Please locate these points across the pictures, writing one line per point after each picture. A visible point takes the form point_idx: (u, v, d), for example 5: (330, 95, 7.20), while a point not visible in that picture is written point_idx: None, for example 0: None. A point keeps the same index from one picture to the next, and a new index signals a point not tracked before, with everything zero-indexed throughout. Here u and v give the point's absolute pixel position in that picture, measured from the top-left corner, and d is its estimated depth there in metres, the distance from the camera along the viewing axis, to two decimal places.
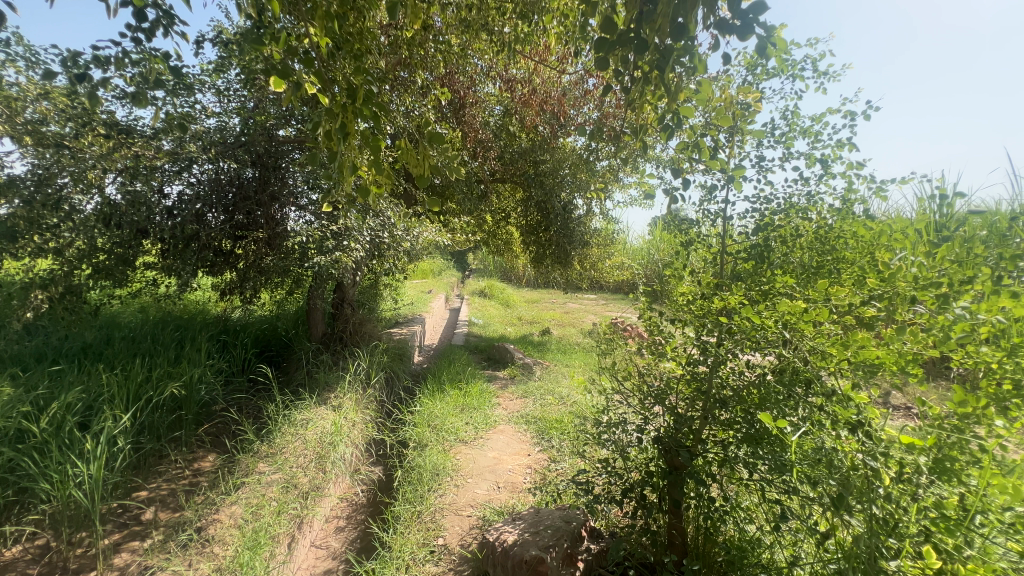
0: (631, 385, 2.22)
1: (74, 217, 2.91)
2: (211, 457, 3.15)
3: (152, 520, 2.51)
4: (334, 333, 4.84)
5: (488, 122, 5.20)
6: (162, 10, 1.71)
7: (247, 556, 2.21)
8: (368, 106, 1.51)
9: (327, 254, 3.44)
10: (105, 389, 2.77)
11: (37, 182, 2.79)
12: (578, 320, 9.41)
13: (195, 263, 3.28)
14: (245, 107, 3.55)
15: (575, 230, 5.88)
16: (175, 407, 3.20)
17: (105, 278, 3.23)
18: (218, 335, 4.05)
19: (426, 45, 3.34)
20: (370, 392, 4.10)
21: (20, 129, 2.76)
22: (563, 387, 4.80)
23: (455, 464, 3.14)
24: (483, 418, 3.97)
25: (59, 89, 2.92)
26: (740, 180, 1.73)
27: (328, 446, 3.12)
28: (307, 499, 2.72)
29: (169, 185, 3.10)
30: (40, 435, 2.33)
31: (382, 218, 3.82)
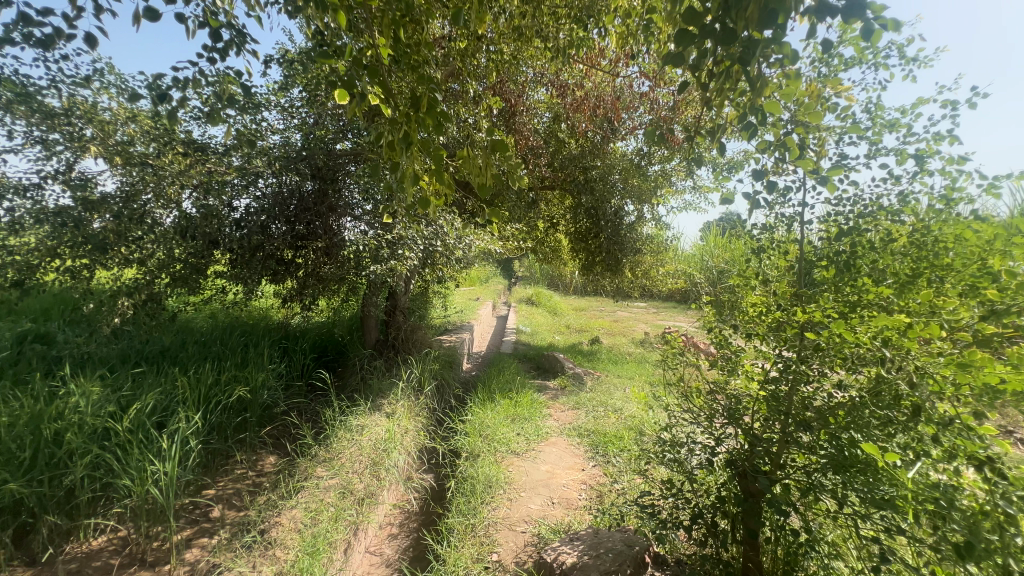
0: (698, 402, 2.09)
1: (156, 229, 3.12)
2: (273, 458, 3.27)
3: (220, 517, 2.62)
4: (388, 340, 4.95)
5: (537, 129, 5.18)
6: (236, 30, 1.79)
7: (307, 562, 2.24)
8: (431, 115, 1.50)
9: (382, 263, 3.56)
10: (179, 392, 2.94)
11: (124, 197, 3.01)
12: (628, 329, 9.15)
13: (259, 271, 3.47)
14: (306, 123, 3.68)
15: (628, 237, 5.70)
16: (241, 409, 3.34)
17: (180, 286, 3.41)
18: (280, 341, 4.23)
19: (479, 54, 3.34)
20: (422, 400, 4.12)
21: (111, 150, 3.00)
22: (616, 399, 4.64)
23: (507, 477, 3.09)
24: (534, 429, 3.89)
25: (144, 112, 3.16)
26: (825, 182, 1.56)
27: (383, 453, 3.15)
28: (362, 506, 2.73)
29: (238, 199, 3.32)
30: (122, 433, 2.49)
31: (436, 227, 3.84)
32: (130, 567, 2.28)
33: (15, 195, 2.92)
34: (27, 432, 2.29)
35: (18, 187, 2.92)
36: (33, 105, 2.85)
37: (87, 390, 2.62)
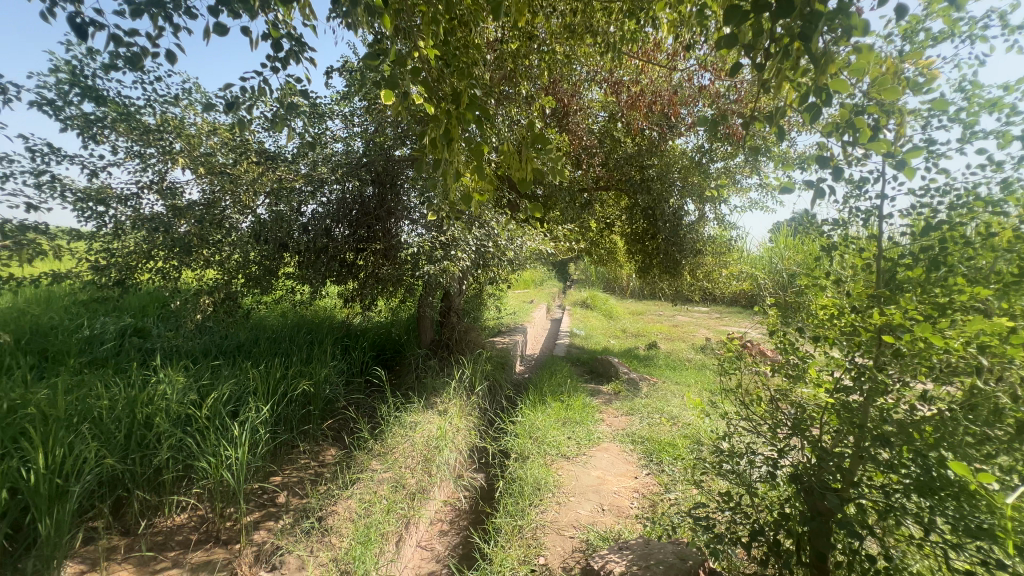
0: (760, 410, 1.95)
1: (233, 234, 3.34)
2: (333, 450, 3.44)
3: (284, 503, 2.79)
4: (442, 340, 5.07)
5: (591, 128, 5.11)
6: (294, 39, 1.89)
7: (359, 551, 2.30)
8: (472, 110, 1.51)
9: (435, 263, 3.61)
10: (251, 383, 3.17)
11: (206, 203, 3.29)
12: (688, 334, 8.76)
13: (324, 272, 3.72)
14: (367, 131, 3.86)
15: (687, 238, 5.47)
16: (305, 403, 3.54)
17: (254, 286, 3.69)
18: (342, 339, 4.45)
19: (531, 55, 3.33)
20: (474, 399, 4.16)
21: (196, 161, 3.30)
22: (673, 406, 4.45)
23: (556, 480, 3.05)
24: (585, 434, 3.81)
25: (224, 126, 3.45)
26: (901, 168, 1.41)
27: (434, 450, 3.21)
28: (414, 500, 2.79)
29: (305, 205, 3.54)
30: (202, 419, 2.70)
31: (488, 228, 3.87)
32: (206, 544, 2.49)
33: (117, 203, 3.29)
34: (123, 414, 2.54)
35: (120, 196, 3.29)
36: (132, 123, 3.21)
37: (174, 378, 2.88)
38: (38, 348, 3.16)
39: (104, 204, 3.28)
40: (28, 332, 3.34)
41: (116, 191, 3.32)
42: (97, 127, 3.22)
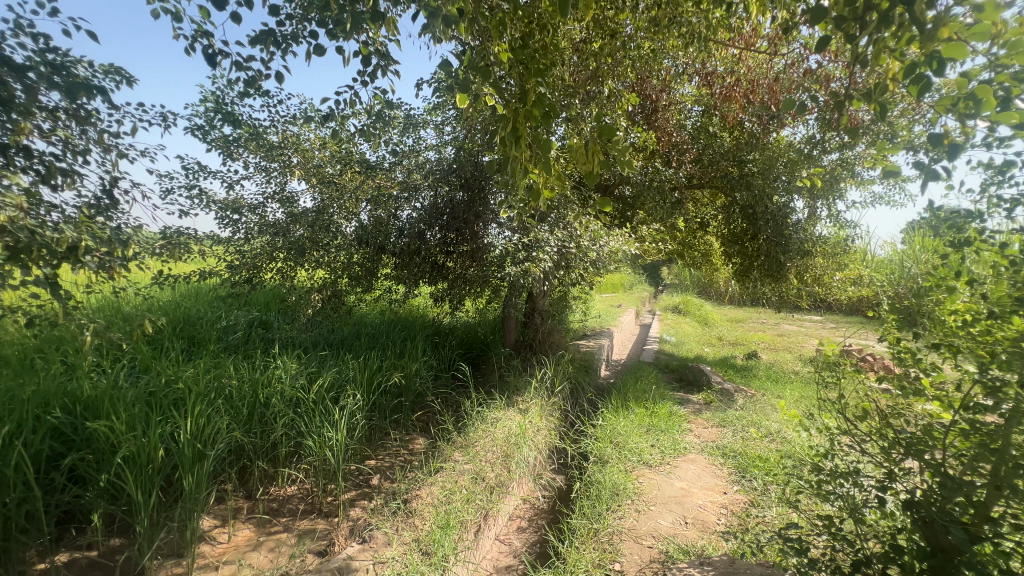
0: (870, 427, 1.74)
1: (339, 237, 3.70)
2: (421, 440, 3.65)
3: (376, 485, 3.02)
4: (526, 340, 5.14)
5: (684, 124, 4.89)
6: (381, 54, 2.06)
7: (439, 534, 2.41)
8: (541, 108, 1.54)
9: (518, 265, 3.65)
10: (351, 373, 3.46)
11: (316, 210, 3.68)
12: (795, 345, 7.95)
13: (417, 272, 3.97)
14: (457, 138, 4.05)
15: (792, 237, 4.98)
16: (397, 394, 3.80)
17: (357, 285, 4.06)
18: (431, 336, 4.71)
19: (616, 52, 3.27)
20: (555, 400, 4.17)
21: (310, 171, 3.72)
22: (772, 421, 4.07)
23: (637, 487, 2.95)
24: (671, 442, 3.64)
25: (332, 140, 3.85)
26: None
27: (513, 446, 3.26)
28: (492, 494, 2.85)
29: (400, 210, 3.80)
30: (310, 402, 3.02)
31: (571, 229, 3.87)
32: (311, 514, 2.78)
33: (248, 212, 3.83)
34: (248, 393, 2.92)
35: (250, 206, 3.82)
36: (261, 141, 3.72)
37: (289, 365, 3.27)
38: (187, 334, 3.76)
39: (238, 213, 3.82)
40: (181, 320, 3.99)
41: (248, 201, 3.86)
42: (234, 146, 3.78)
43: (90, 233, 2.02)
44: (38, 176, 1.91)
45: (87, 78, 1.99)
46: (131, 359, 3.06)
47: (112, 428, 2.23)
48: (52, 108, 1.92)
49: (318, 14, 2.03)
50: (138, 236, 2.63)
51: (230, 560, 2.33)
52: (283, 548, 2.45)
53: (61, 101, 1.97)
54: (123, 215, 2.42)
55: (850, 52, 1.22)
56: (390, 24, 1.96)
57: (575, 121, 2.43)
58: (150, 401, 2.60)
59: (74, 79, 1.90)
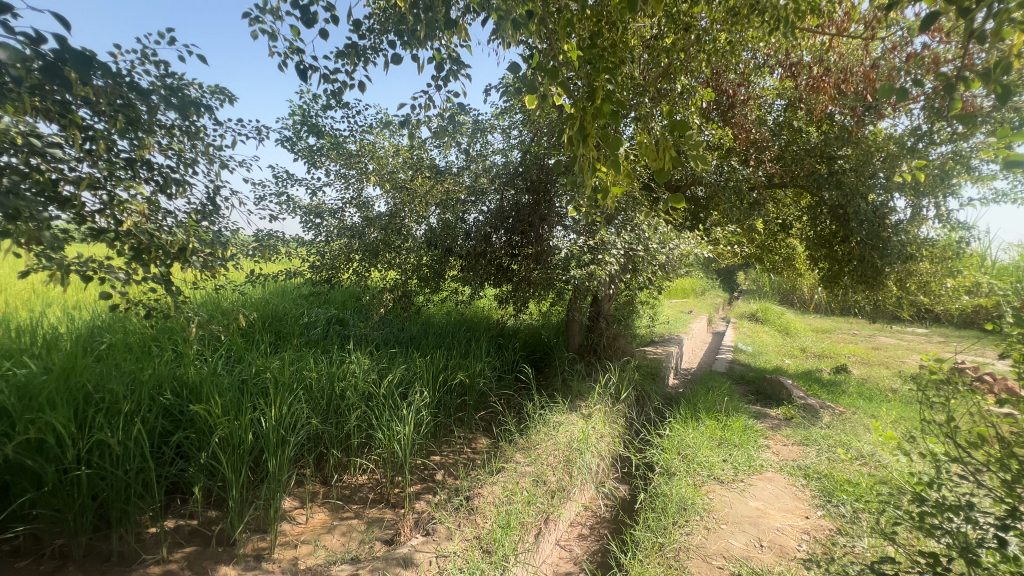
0: (987, 456, 1.52)
1: (409, 240, 3.88)
2: (483, 440, 3.71)
3: (440, 480, 3.10)
4: (590, 345, 5.07)
5: (764, 120, 4.59)
6: (453, 60, 2.13)
7: (499, 534, 2.42)
8: (609, 106, 1.51)
9: (583, 267, 3.57)
10: (419, 371, 3.58)
11: (390, 213, 3.90)
12: (894, 360, 7.13)
13: (483, 274, 4.06)
14: (523, 142, 4.08)
15: (892, 240, 4.42)
16: (462, 393, 3.88)
17: (426, 286, 4.22)
18: (496, 337, 4.77)
19: (690, 47, 3.14)
20: (619, 407, 4.06)
21: (384, 177, 3.92)
22: (865, 443, 3.68)
23: (707, 504, 2.79)
24: (745, 458, 3.41)
25: (405, 147, 4.04)
26: None
27: (575, 451, 3.20)
28: (553, 498, 2.82)
29: (468, 213, 3.94)
30: (380, 397, 3.16)
31: (639, 232, 3.75)
32: (379, 503, 2.92)
33: (329, 216, 4.11)
34: (325, 385, 3.12)
35: (331, 210, 4.09)
36: (341, 150, 3.99)
37: (362, 360, 3.45)
38: (275, 328, 4.10)
39: (320, 218, 4.12)
40: (270, 316, 4.36)
41: (329, 207, 4.15)
42: (317, 155, 4.08)
43: (197, 236, 2.27)
44: (158, 186, 2.18)
45: (197, 98, 2.24)
46: (228, 349, 3.39)
47: (210, 411, 2.48)
48: (170, 126, 2.18)
49: (394, 27, 2.14)
50: (236, 239, 2.91)
51: (307, 540, 2.50)
52: (353, 533, 2.59)
53: (177, 120, 2.23)
54: (225, 220, 2.70)
55: (966, 28, 1.09)
56: (462, 33, 2.03)
57: (645, 120, 2.34)
58: (242, 388, 2.86)
59: (187, 100, 2.14)
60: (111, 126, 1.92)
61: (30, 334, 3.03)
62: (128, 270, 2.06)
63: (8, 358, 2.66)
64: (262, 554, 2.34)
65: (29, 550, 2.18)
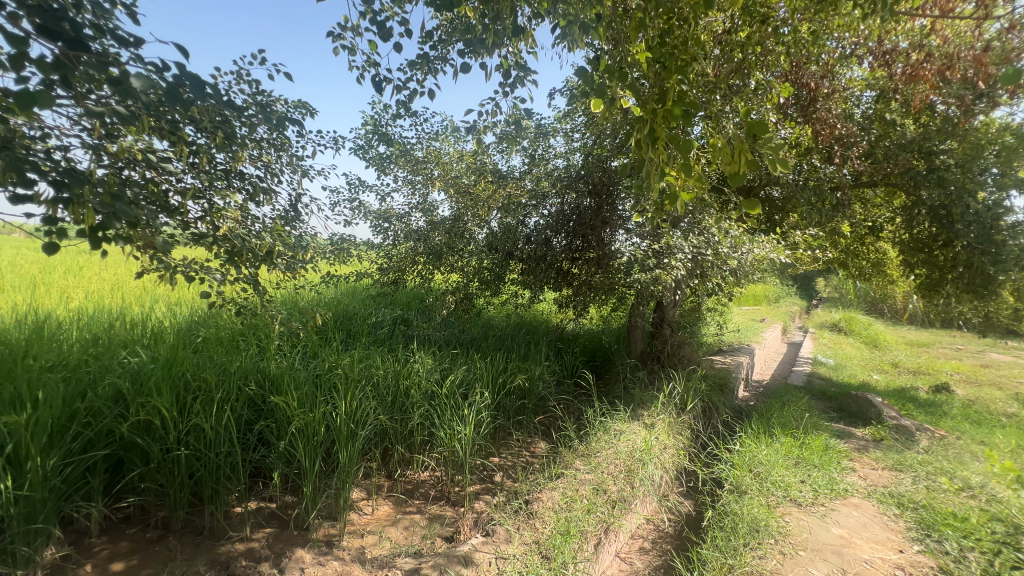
0: None
1: (472, 243, 3.95)
2: (542, 444, 3.69)
3: (500, 482, 3.13)
4: (653, 352, 4.89)
5: (850, 114, 4.23)
6: (519, 67, 2.16)
7: (559, 541, 2.39)
8: (682, 105, 1.45)
9: (647, 272, 3.45)
10: (479, 372, 3.64)
11: (453, 218, 4.01)
12: (1008, 380, 6.28)
13: (543, 278, 4.04)
14: (586, 144, 4.01)
15: (1008, 244, 3.90)
16: (521, 396, 3.89)
17: (486, 289, 4.28)
18: (555, 341, 4.74)
19: (768, 40, 2.96)
20: (685, 419, 3.88)
21: (449, 183, 4.05)
22: (973, 473, 3.26)
23: (782, 527, 2.60)
24: (827, 481, 3.14)
25: (469, 153, 4.13)
26: None
27: (638, 462, 3.09)
28: (614, 508, 2.74)
29: (529, 217, 3.92)
30: (442, 396, 3.23)
31: (708, 236, 3.57)
32: (440, 500, 3.00)
33: (395, 220, 4.28)
34: (391, 383, 3.25)
35: (398, 215, 4.26)
36: (408, 158, 4.17)
37: (425, 359, 3.56)
38: (345, 327, 4.33)
39: (388, 222, 4.30)
40: (341, 315, 4.61)
41: (396, 211, 4.33)
42: (386, 162, 4.27)
43: (281, 240, 2.45)
44: (248, 195, 2.39)
45: (283, 113, 2.43)
46: (304, 345, 3.62)
47: (289, 403, 2.66)
48: (259, 139, 2.38)
49: (462, 37, 2.19)
50: (314, 243, 3.11)
51: (372, 530, 2.62)
52: (416, 528, 2.67)
53: (265, 134, 2.42)
54: (304, 225, 2.89)
55: None
56: (528, 39, 2.05)
57: (716, 120, 2.22)
58: (317, 382, 3.04)
59: (275, 114, 2.32)
60: (212, 141, 2.12)
61: (140, 326, 3.41)
62: (223, 271, 2.27)
63: (124, 347, 3.02)
64: (332, 540, 2.47)
65: (137, 519, 2.44)
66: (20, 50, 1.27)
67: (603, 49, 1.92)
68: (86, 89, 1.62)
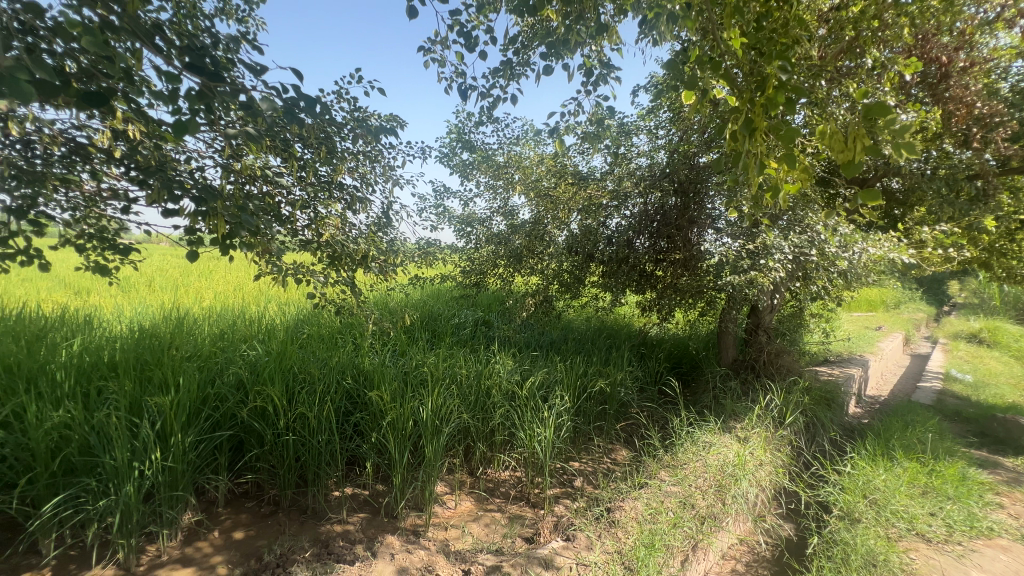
0: None
1: (552, 246, 3.94)
2: (624, 452, 3.58)
3: (580, 488, 3.08)
4: (746, 360, 4.54)
5: (995, 88, 3.61)
6: (603, 65, 2.12)
7: (643, 553, 2.29)
8: (786, 92, 1.33)
9: (741, 274, 3.22)
10: (559, 375, 3.61)
11: (533, 220, 4.03)
12: None
13: (625, 280, 3.92)
14: (671, 141, 3.83)
15: None
16: (602, 401, 3.80)
17: (566, 291, 4.25)
18: (638, 347, 4.58)
19: (886, 11, 2.62)
20: (785, 434, 3.54)
21: (529, 186, 4.10)
22: None
23: (907, 565, 2.27)
24: (965, 517, 2.69)
25: (549, 155, 4.14)
26: None
27: (730, 477, 2.88)
28: (702, 524, 2.57)
29: (610, 218, 3.82)
30: (523, 398, 3.26)
31: (812, 233, 3.24)
32: (520, 501, 3.02)
33: (478, 224, 4.43)
34: (474, 382, 3.33)
35: (480, 219, 4.40)
36: (490, 163, 4.29)
37: (506, 360, 3.62)
38: (431, 327, 4.53)
39: (471, 226, 4.45)
40: (427, 316, 4.84)
41: (478, 216, 4.46)
42: (470, 168, 4.43)
43: (375, 245, 2.63)
44: (347, 204, 2.59)
45: (378, 126, 2.61)
46: (394, 343, 3.85)
47: (381, 398, 2.84)
48: (357, 152, 2.57)
49: (544, 40, 2.20)
50: (403, 247, 3.31)
51: (456, 524, 2.71)
52: (496, 526, 2.72)
53: (362, 147, 2.62)
54: (395, 231, 3.08)
55: None
56: (612, 36, 2.01)
57: (822, 106, 2.00)
58: (405, 379, 3.22)
59: (371, 128, 2.50)
60: (317, 157, 2.34)
61: (257, 324, 3.85)
62: (326, 274, 2.49)
63: (244, 341, 3.42)
64: (419, 530, 2.59)
65: (253, 494, 2.75)
66: (174, 85, 1.49)
67: (693, 40, 1.82)
68: (220, 115, 1.87)
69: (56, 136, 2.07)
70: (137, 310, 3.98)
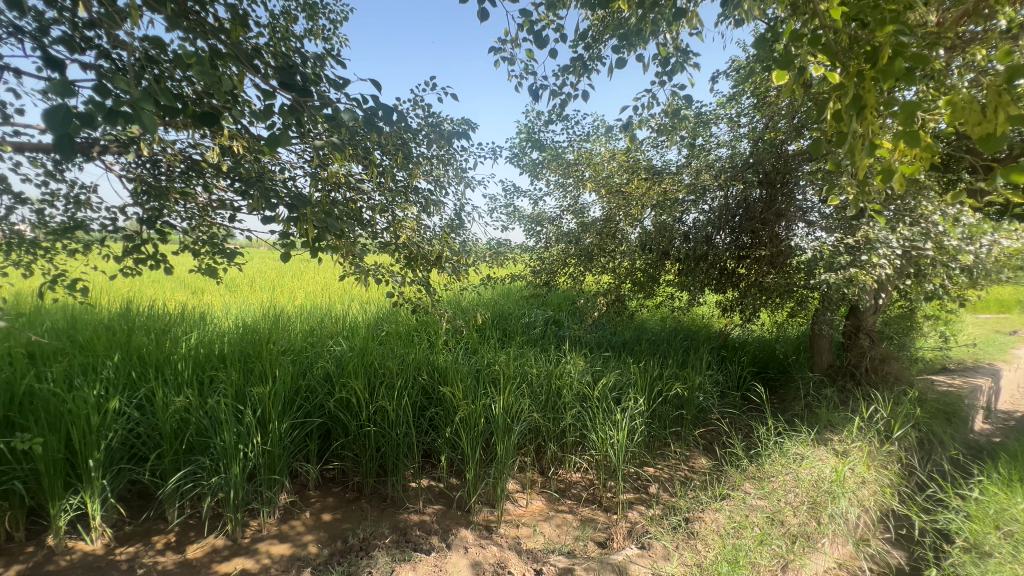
0: None
1: (624, 244, 3.82)
2: (703, 460, 3.38)
3: (655, 494, 2.96)
4: (844, 366, 4.11)
5: None
6: (679, 52, 2.02)
7: (726, 569, 2.15)
8: (900, 62, 1.17)
9: (838, 272, 2.92)
10: (633, 377, 3.50)
11: (604, 218, 3.94)
12: None
13: (703, 278, 3.70)
14: (755, 129, 3.57)
15: None
16: (679, 405, 3.61)
17: (639, 291, 4.11)
18: (718, 349, 4.32)
19: None
20: (893, 451, 3.16)
21: (600, 183, 4.01)
22: None
23: None
24: None
25: (621, 150, 4.01)
26: None
27: (826, 494, 2.62)
28: (794, 544, 2.37)
29: (687, 213, 3.59)
30: (594, 399, 3.20)
31: (928, 224, 2.86)
32: (592, 504, 2.96)
33: (548, 224, 4.42)
34: (544, 381, 3.32)
35: (550, 218, 4.39)
36: (560, 161, 4.27)
37: (577, 360, 3.56)
38: (502, 326, 4.58)
39: (540, 226, 4.45)
40: (498, 315, 4.91)
41: (548, 215, 4.45)
42: (539, 168, 4.43)
43: (448, 246, 2.71)
44: (422, 207, 2.69)
45: (451, 130, 2.68)
46: (466, 342, 3.93)
47: (454, 394, 2.91)
48: (431, 156, 2.66)
49: (616, 32, 2.13)
50: (475, 247, 3.38)
51: (527, 523, 2.71)
52: (568, 527, 2.69)
53: (437, 151, 2.70)
54: (468, 232, 3.15)
55: None
56: (689, 20, 1.90)
57: (942, 79, 1.75)
58: (477, 376, 3.28)
59: (444, 133, 2.57)
60: (394, 162, 2.45)
61: (342, 321, 4.12)
62: (403, 275, 2.61)
63: (330, 338, 3.68)
64: (491, 526, 2.63)
65: (339, 480, 2.94)
66: (269, 102, 1.62)
67: (782, 16, 1.67)
68: (310, 128, 2.02)
69: (176, 154, 2.36)
70: (242, 308, 4.43)
